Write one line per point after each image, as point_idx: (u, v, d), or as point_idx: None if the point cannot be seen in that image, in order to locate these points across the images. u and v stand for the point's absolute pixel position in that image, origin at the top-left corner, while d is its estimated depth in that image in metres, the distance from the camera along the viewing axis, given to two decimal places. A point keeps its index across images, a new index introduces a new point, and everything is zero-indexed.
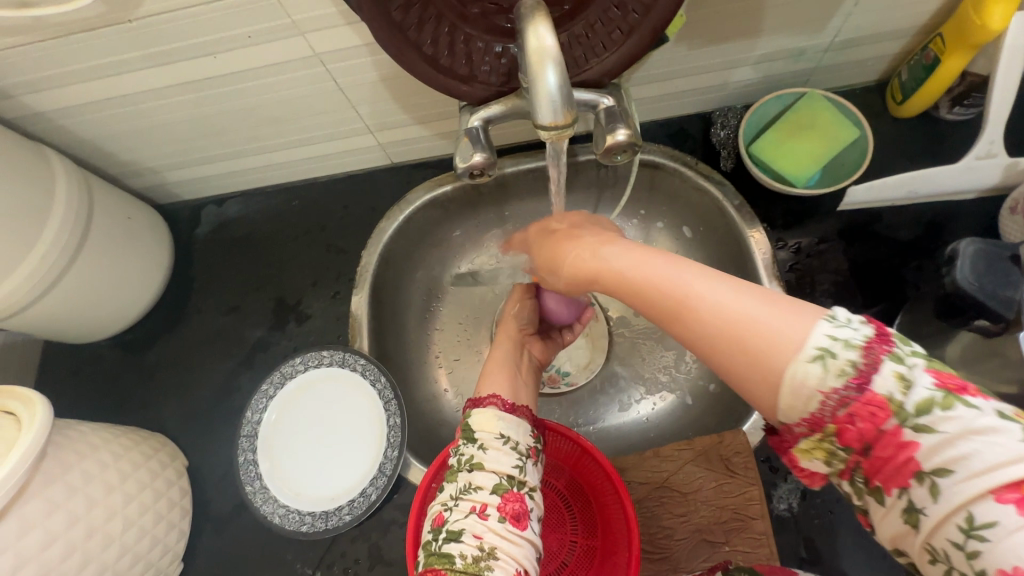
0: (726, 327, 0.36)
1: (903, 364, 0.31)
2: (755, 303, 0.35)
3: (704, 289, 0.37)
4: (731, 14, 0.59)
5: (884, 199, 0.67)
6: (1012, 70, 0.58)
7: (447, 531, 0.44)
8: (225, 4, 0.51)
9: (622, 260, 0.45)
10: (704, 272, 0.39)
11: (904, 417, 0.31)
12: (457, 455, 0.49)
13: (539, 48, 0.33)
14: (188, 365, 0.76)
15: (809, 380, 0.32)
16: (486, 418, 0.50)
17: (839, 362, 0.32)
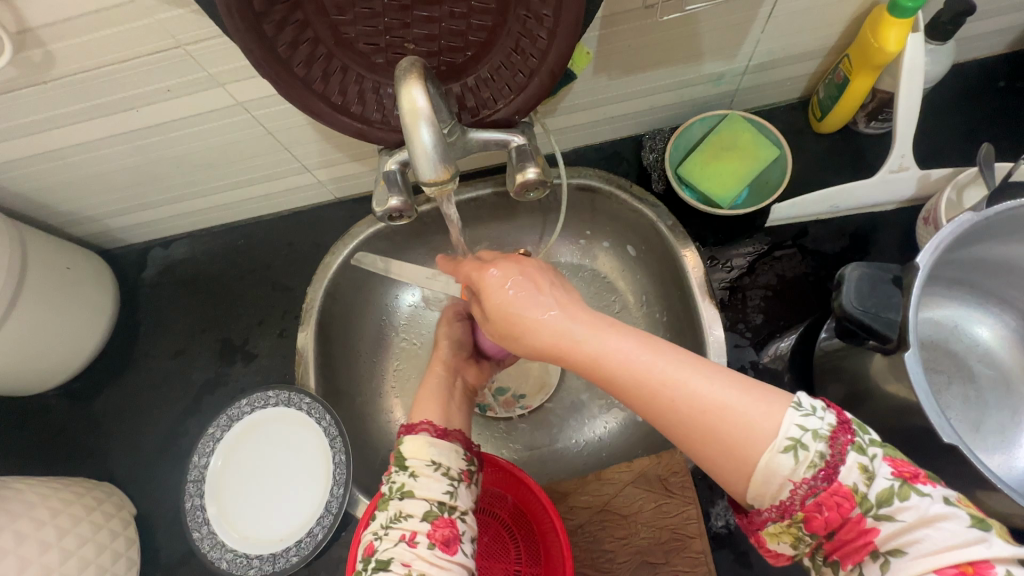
0: (699, 416, 0.40)
1: (864, 456, 0.36)
2: (728, 393, 0.39)
3: (680, 380, 0.41)
4: (645, 46, 0.61)
5: (808, 214, 0.69)
6: (913, 89, 0.60)
7: (377, 560, 0.43)
8: (139, 62, 0.52)
9: (566, 329, 0.47)
10: (678, 361, 0.42)
11: (868, 506, 0.35)
12: (388, 483, 0.47)
13: (412, 109, 0.35)
14: (136, 411, 0.76)
15: (782, 468, 0.36)
16: (417, 445, 0.49)
17: (809, 454, 0.36)
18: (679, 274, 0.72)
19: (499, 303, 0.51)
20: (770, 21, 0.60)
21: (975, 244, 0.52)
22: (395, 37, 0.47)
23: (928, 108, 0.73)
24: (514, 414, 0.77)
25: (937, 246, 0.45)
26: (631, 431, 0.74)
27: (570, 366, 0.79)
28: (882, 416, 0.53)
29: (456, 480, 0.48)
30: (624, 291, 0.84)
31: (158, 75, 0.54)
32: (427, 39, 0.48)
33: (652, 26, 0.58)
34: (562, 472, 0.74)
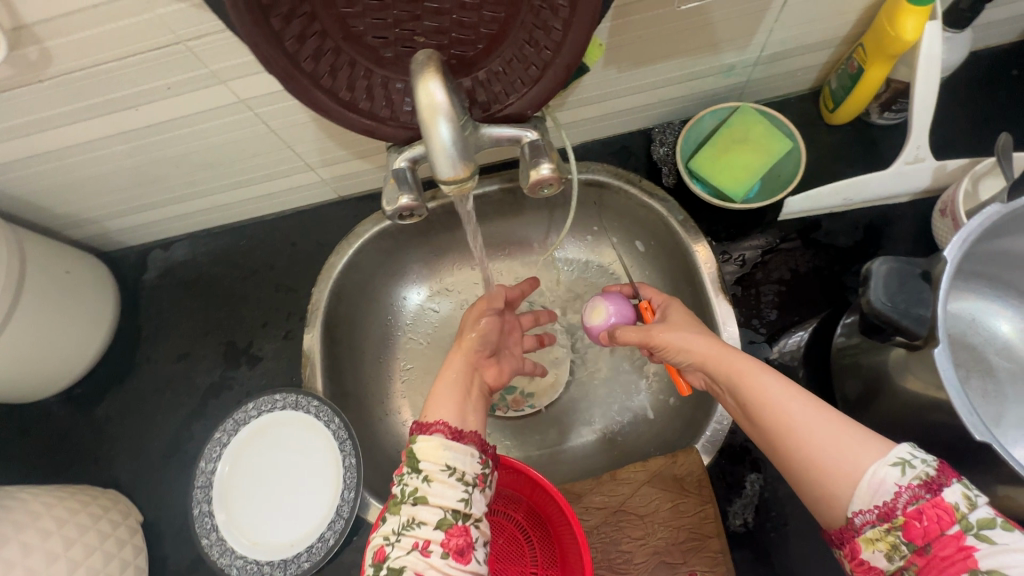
0: (814, 431, 0.42)
1: (969, 487, 0.37)
2: (833, 425, 0.42)
3: (796, 408, 0.44)
4: (657, 37, 0.60)
5: (821, 207, 0.68)
6: (930, 78, 0.59)
7: (388, 568, 0.42)
8: (139, 59, 0.50)
9: (706, 348, 0.52)
10: (800, 394, 0.45)
11: (968, 526, 0.36)
12: (400, 484, 0.45)
13: (430, 104, 0.34)
14: (141, 416, 0.75)
15: (884, 482, 0.38)
16: (430, 447, 0.46)
17: (916, 470, 0.38)
18: (690, 270, 0.71)
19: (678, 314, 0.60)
20: (785, 10, 0.59)
21: (996, 237, 0.52)
22: (404, 31, 0.46)
23: (941, 98, 0.72)
24: (524, 413, 0.76)
25: (962, 240, 0.44)
26: (643, 429, 0.73)
27: (581, 364, 0.78)
28: (903, 412, 0.52)
29: (471, 485, 0.46)
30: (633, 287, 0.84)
31: (159, 72, 0.52)
32: (438, 32, 0.46)
33: (665, 17, 0.57)
34: (575, 471, 0.73)
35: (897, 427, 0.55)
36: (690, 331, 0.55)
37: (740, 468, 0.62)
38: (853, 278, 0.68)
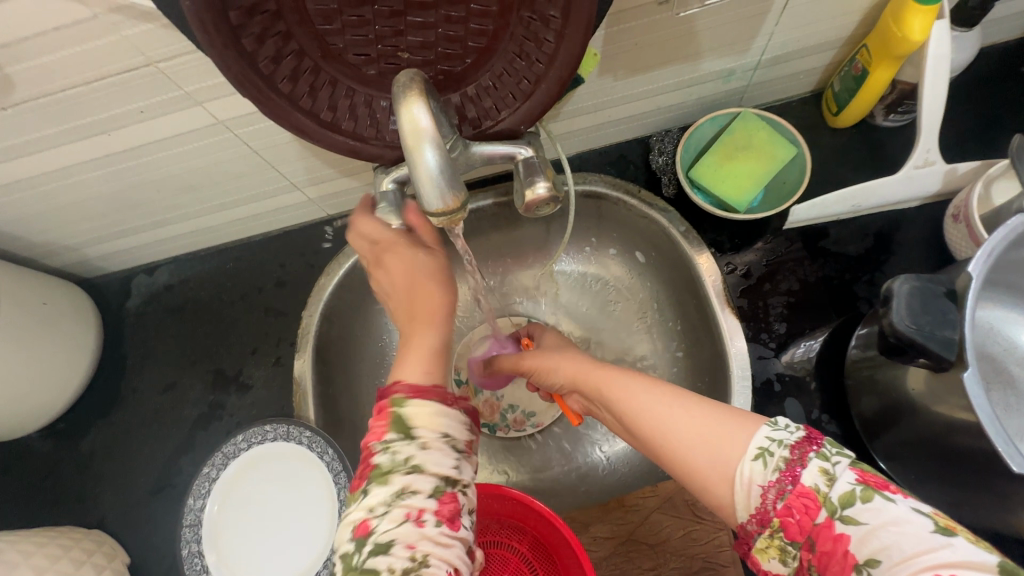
0: (685, 432, 0.39)
1: (827, 461, 0.34)
2: (684, 419, 0.40)
3: (652, 406, 0.42)
4: (654, 44, 0.57)
5: (830, 214, 0.65)
6: (939, 79, 0.57)
7: (373, 543, 0.34)
8: (108, 82, 0.47)
9: (575, 366, 0.53)
10: (656, 393, 0.43)
11: (833, 509, 0.32)
12: (388, 452, 0.36)
13: (414, 129, 0.31)
14: (126, 451, 0.72)
15: (755, 477, 0.35)
16: (428, 413, 0.38)
17: (774, 459, 0.35)
18: (694, 283, 0.69)
19: (557, 342, 0.63)
20: (787, 12, 0.56)
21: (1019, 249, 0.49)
22: (387, 46, 0.43)
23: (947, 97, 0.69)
24: (526, 433, 0.73)
25: (986, 254, 0.42)
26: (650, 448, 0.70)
27: None
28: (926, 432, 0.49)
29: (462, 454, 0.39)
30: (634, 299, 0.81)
31: (128, 96, 0.49)
32: (423, 47, 0.43)
33: (662, 24, 0.54)
34: (579, 495, 0.71)
35: (919, 446, 0.52)
36: (557, 354, 0.57)
37: None
38: (865, 287, 0.65)
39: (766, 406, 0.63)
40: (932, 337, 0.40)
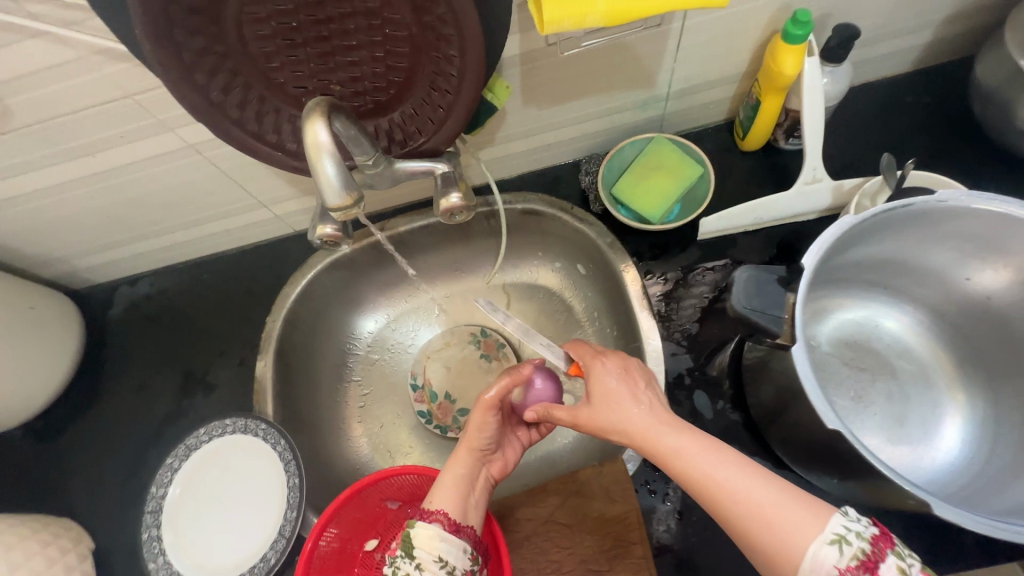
0: (755, 509, 0.44)
1: (903, 561, 0.40)
2: (767, 490, 0.45)
3: (736, 484, 0.46)
4: (568, 79, 0.66)
5: (736, 225, 0.72)
6: (817, 107, 0.65)
7: None
8: (92, 111, 0.56)
9: (643, 417, 0.52)
10: (738, 468, 0.46)
11: None
12: (393, 568, 0.50)
13: (315, 143, 0.39)
14: (99, 445, 0.77)
15: (827, 559, 0.41)
16: (427, 536, 0.50)
17: (852, 548, 0.41)
18: (619, 290, 0.76)
19: (603, 386, 0.55)
20: (681, 51, 0.65)
21: (850, 249, 0.56)
22: (320, 80, 0.51)
23: (842, 123, 0.78)
24: None
25: (820, 245, 0.49)
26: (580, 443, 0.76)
27: None
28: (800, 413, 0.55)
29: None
30: (575, 307, 0.89)
31: (110, 123, 0.58)
32: (351, 80, 0.52)
33: (570, 63, 0.63)
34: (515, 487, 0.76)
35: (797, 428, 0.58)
36: (627, 405, 0.53)
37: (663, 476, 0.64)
38: None
39: (676, 399, 0.69)
40: (763, 314, 0.48)
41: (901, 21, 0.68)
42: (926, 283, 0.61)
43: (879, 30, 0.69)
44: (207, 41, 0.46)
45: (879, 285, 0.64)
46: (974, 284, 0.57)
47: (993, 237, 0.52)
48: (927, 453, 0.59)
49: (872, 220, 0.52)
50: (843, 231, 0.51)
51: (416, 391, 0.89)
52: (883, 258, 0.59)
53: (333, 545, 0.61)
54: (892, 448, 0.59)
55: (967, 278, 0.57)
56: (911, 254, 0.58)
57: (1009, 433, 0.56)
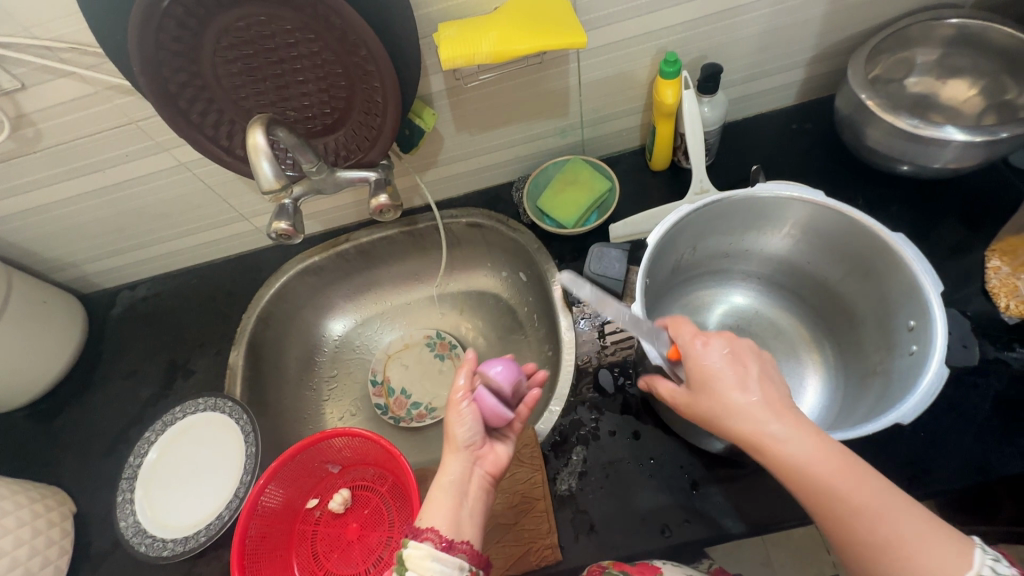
0: (886, 540, 0.42)
1: None
2: (912, 528, 0.42)
3: (891, 520, 0.42)
4: (491, 111, 0.80)
5: (641, 232, 0.84)
6: (696, 130, 0.78)
7: None
8: (104, 134, 0.72)
9: (752, 409, 0.47)
10: (890, 500, 0.43)
11: None
12: None
13: (254, 144, 0.52)
14: (90, 424, 0.88)
15: None
16: (418, 557, 0.48)
17: None
18: (546, 289, 0.86)
19: (704, 374, 0.50)
20: (583, 87, 0.80)
21: (701, 238, 0.68)
22: (278, 107, 0.66)
23: (737, 147, 0.90)
24: (427, 423, 0.96)
25: (663, 228, 0.60)
26: None
27: None
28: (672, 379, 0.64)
29: None
30: (518, 309, 0.99)
31: (118, 144, 0.73)
32: (302, 107, 0.66)
33: (490, 96, 0.77)
34: None
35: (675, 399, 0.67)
36: (740, 396, 0.48)
37: (568, 445, 0.72)
38: None
39: (587, 380, 0.77)
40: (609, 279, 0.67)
41: (769, 62, 0.82)
42: (777, 269, 0.72)
43: (751, 70, 0.83)
44: (189, 77, 0.60)
45: (744, 273, 0.74)
46: (812, 264, 0.68)
47: (808, 221, 0.64)
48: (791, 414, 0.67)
49: (710, 207, 0.63)
50: (681, 217, 0.61)
51: (375, 386, 0.99)
52: (738, 246, 0.71)
53: (279, 503, 0.71)
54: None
55: (802, 260, 0.69)
56: (757, 243, 0.70)
57: (850, 388, 0.65)
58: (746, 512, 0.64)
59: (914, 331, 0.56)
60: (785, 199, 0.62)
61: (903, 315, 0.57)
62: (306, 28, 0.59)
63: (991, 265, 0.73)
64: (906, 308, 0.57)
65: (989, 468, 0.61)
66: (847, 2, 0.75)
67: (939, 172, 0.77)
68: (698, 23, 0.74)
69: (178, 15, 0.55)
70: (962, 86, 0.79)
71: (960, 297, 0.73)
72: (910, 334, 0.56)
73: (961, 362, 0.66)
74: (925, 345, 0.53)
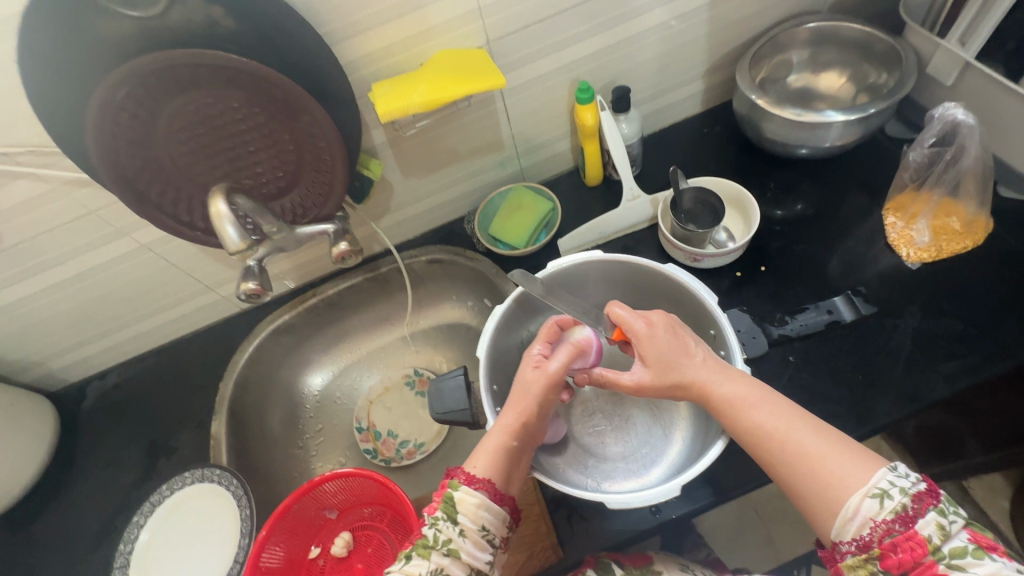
0: (803, 458, 0.50)
1: (943, 517, 0.44)
2: (827, 448, 0.50)
3: (806, 441, 0.51)
4: (433, 153, 0.87)
5: (587, 241, 0.91)
6: (618, 143, 0.87)
7: (414, 550, 0.51)
8: (64, 227, 0.75)
9: (694, 369, 0.57)
10: (815, 432, 0.51)
11: (941, 556, 0.43)
12: (434, 528, 0.52)
13: (217, 212, 0.58)
14: (72, 521, 0.87)
15: (868, 510, 0.46)
16: (472, 504, 0.53)
17: (893, 502, 0.45)
18: None
19: (659, 346, 0.58)
20: (513, 121, 0.88)
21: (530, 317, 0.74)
22: (232, 178, 0.70)
23: (658, 156, 1.00)
24: (418, 458, 0.98)
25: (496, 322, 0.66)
26: None
27: None
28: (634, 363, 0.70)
29: (494, 548, 0.54)
30: None
31: (78, 235, 0.76)
32: (255, 175, 0.71)
33: (430, 140, 0.84)
34: None
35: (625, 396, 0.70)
36: (685, 361, 0.58)
37: None
38: None
39: None
40: (457, 412, 0.65)
41: (672, 77, 0.93)
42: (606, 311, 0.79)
43: (658, 86, 0.94)
44: (144, 161, 0.64)
45: None
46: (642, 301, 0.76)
47: (611, 273, 0.73)
48: (660, 448, 0.72)
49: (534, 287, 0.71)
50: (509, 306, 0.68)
51: (361, 432, 1.01)
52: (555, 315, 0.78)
53: (280, 559, 0.72)
54: (633, 456, 0.72)
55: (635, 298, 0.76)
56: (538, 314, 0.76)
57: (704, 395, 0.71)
58: (726, 476, 0.69)
59: (716, 336, 0.66)
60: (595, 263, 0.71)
61: (706, 325, 0.67)
62: (251, 104, 0.64)
63: (888, 221, 0.83)
64: (704, 321, 0.67)
65: (920, 396, 0.69)
66: (723, 21, 0.87)
67: (831, 151, 0.88)
68: (601, 54, 0.84)
69: (130, 107, 0.59)
70: (834, 76, 0.92)
71: (870, 253, 0.82)
72: (715, 341, 0.66)
73: (823, 324, 0.76)
74: (727, 348, 0.63)
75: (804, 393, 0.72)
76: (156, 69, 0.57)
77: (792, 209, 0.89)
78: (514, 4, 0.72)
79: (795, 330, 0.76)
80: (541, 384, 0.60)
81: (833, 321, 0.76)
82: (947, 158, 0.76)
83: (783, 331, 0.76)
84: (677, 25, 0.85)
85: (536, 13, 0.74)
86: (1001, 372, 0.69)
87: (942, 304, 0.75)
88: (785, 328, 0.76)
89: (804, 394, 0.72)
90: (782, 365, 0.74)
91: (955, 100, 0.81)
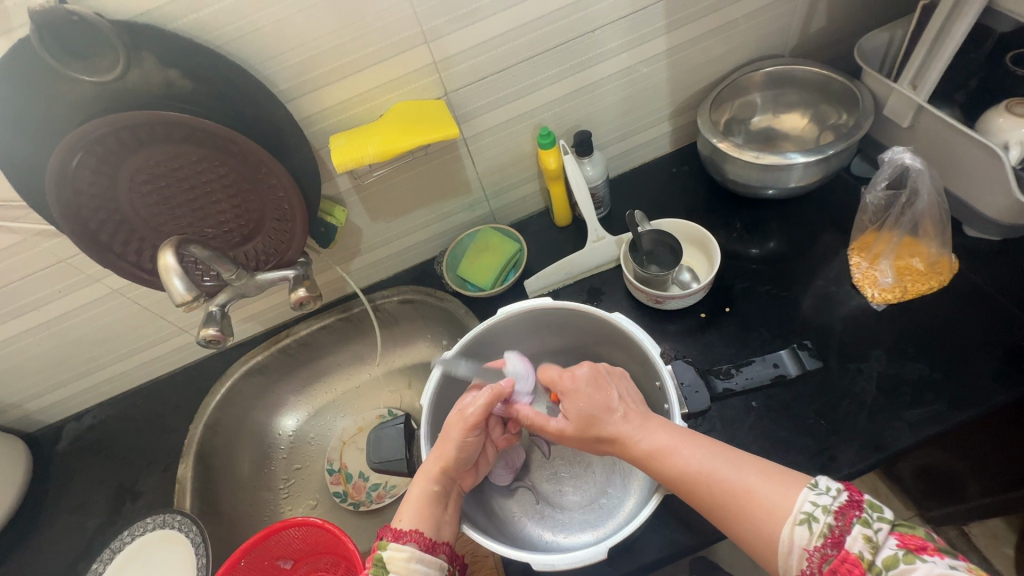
0: (732, 493, 0.48)
1: (868, 528, 0.42)
2: (751, 476, 0.49)
3: (729, 475, 0.50)
4: (399, 198, 0.88)
5: (554, 282, 0.90)
6: (582, 187, 0.86)
7: None
8: (33, 275, 0.77)
9: (619, 415, 0.57)
10: (735, 464, 0.50)
11: (878, 571, 0.40)
12: None
13: (166, 265, 0.61)
14: (34, 568, 0.86)
15: (800, 538, 0.44)
16: (402, 558, 0.51)
17: (819, 525, 0.43)
18: None
19: (589, 398, 0.59)
20: (478, 166, 0.90)
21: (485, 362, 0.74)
22: (195, 227, 0.72)
23: (628, 198, 1.01)
24: (388, 502, 0.96)
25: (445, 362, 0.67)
26: None
27: None
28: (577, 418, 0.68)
29: None
30: None
31: (49, 282, 0.78)
32: (218, 224, 0.73)
33: (396, 185, 0.86)
34: None
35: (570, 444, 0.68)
36: (606, 416, 0.57)
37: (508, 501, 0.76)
38: None
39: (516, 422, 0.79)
40: (394, 461, 0.67)
41: (637, 120, 0.95)
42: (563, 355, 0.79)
43: (624, 128, 0.95)
44: (107, 214, 0.66)
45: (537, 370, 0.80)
46: (597, 347, 0.75)
47: (563, 318, 0.73)
48: (617, 500, 0.70)
49: (485, 332, 0.71)
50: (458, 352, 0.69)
51: (332, 474, 0.99)
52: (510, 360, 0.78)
53: None
54: (589, 506, 0.71)
55: (589, 344, 0.76)
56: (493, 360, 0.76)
57: None
58: (685, 525, 0.66)
59: (661, 388, 0.65)
60: (548, 310, 0.72)
61: (653, 375, 0.66)
62: (211, 158, 0.66)
63: (853, 262, 0.83)
64: (651, 372, 0.67)
65: (884, 444, 0.67)
66: (684, 66, 0.89)
67: (794, 192, 0.88)
68: (561, 101, 0.86)
69: (90, 164, 0.61)
70: (796, 117, 0.93)
71: (838, 294, 0.81)
72: (661, 392, 0.65)
73: (768, 378, 0.74)
74: (670, 402, 0.62)
75: (766, 441, 0.70)
76: (114, 129, 0.59)
77: (760, 248, 0.89)
78: (468, 58, 0.74)
79: (740, 384, 0.74)
80: (469, 430, 0.59)
81: (778, 376, 0.74)
82: (901, 201, 0.76)
83: (728, 384, 0.74)
84: (638, 71, 0.87)
85: (492, 65, 0.76)
86: (967, 421, 0.66)
87: (908, 348, 0.73)
88: (731, 381, 0.74)
89: (766, 440, 0.70)
90: (744, 411, 0.73)
91: (914, 141, 0.81)
